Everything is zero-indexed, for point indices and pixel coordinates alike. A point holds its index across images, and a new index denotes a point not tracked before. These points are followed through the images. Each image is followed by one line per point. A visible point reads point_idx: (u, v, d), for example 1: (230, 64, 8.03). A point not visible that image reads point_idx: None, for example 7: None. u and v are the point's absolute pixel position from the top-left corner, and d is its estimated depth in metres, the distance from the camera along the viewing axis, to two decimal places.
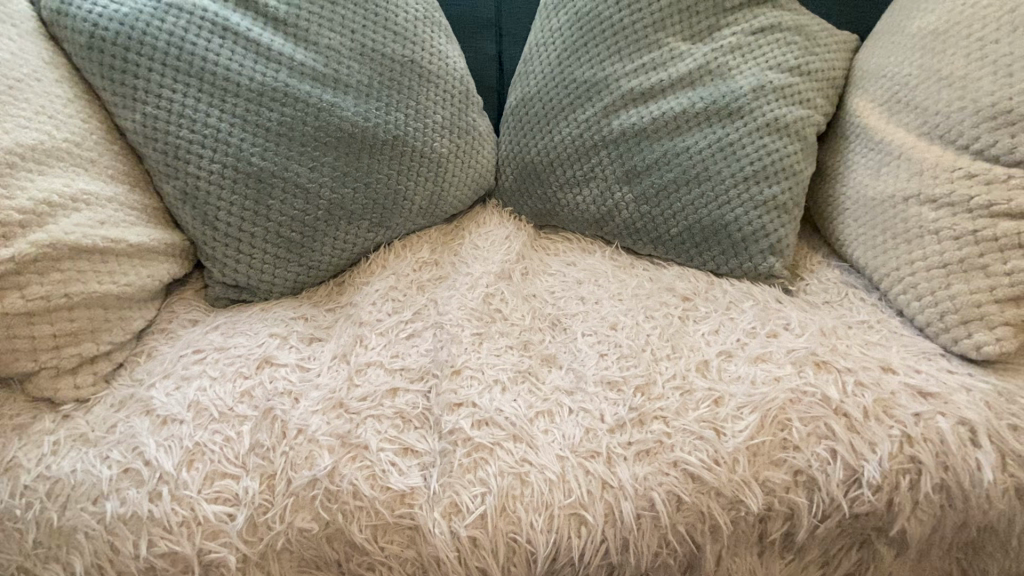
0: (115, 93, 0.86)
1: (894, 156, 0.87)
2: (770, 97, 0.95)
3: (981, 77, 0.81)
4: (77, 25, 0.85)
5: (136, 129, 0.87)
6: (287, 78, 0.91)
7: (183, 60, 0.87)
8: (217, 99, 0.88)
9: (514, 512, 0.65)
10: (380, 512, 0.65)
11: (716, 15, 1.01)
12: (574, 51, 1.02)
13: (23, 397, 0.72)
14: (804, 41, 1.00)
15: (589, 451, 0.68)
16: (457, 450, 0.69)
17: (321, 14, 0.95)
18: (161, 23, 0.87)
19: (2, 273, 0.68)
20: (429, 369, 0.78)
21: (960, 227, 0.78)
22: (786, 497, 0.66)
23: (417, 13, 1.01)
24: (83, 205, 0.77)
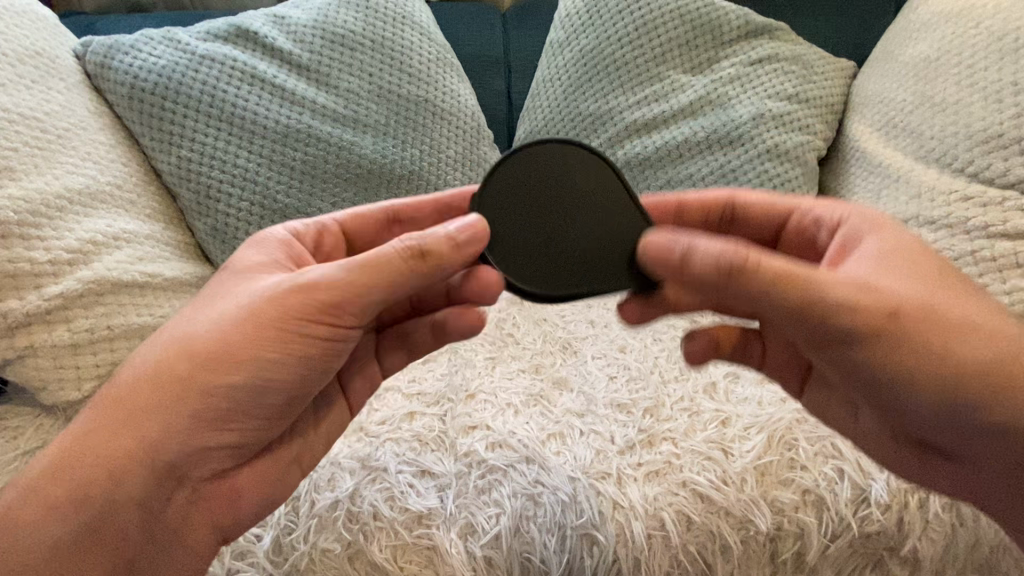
0: (152, 138, 0.93)
1: (892, 179, 0.90)
2: (769, 125, 0.99)
3: (972, 103, 0.84)
4: (119, 77, 0.93)
5: (170, 171, 0.93)
6: (310, 120, 0.97)
7: (215, 106, 0.94)
8: (245, 142, 0.94)
9: (528, 532, 0.68)
10: (399, 532, 0.68)
11: (714, 48, 1.05)
12: (579, 86, 1.07)
13: (64, 424, 0.77)
14: (801, 70, 1.04)
15: (600, 472, 0.70)
16: (472, 471, 0.71)
17: (342, 59, 1.02)
18: (195, 74, 0.94)
19: (51, 308, 0.75)
20: (443, 393, 0.80)
21: (959, 248, 0.80)
22: (795, 516, 0.67)
23: (430, 55, 1.08)
24: (123, 242, 0.83)
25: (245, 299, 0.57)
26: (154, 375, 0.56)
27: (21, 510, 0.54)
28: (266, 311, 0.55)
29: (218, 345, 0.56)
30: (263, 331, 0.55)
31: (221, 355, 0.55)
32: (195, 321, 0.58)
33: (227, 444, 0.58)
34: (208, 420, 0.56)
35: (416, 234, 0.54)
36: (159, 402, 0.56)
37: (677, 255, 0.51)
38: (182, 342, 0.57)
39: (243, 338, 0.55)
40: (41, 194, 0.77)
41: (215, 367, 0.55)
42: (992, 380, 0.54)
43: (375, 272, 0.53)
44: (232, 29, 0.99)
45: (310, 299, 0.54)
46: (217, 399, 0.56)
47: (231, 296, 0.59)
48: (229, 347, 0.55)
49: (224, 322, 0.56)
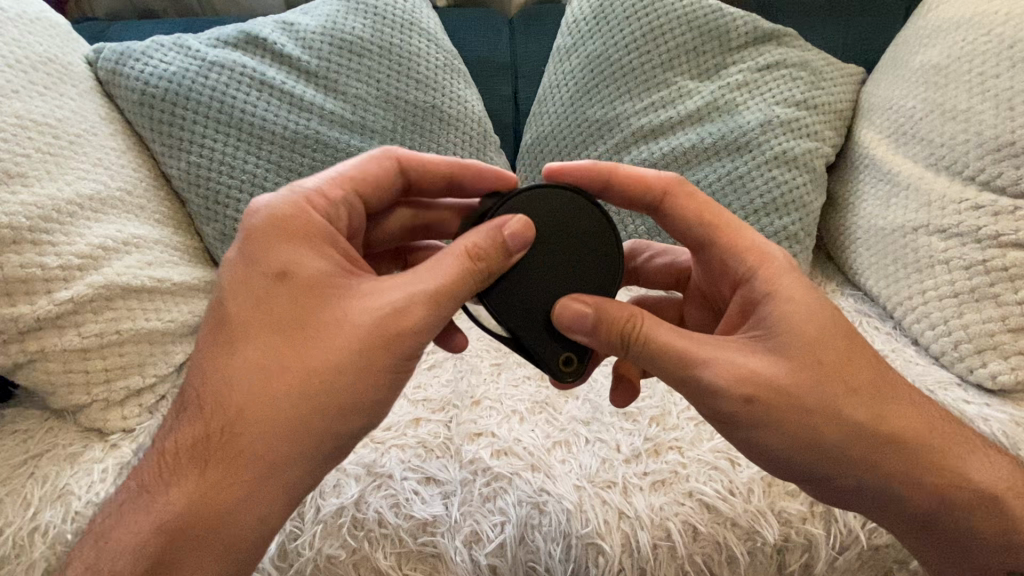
0: (162, 143, 0.94)
1: (902, 186, 0.89)
2: (778, 131, 0.98)
3: (983, 110, 0.83)
4: (130, 84, 0.94)
5: (180, 176, 0.94)
6: (318, 126, 0.98)
7: (224, 112, 0.95)
8: (254, 147, 0.95)
9: (533, 541, 0.67)
10: (404, 539, 0.68)
11: (722, 54, 1.05)
12: (586, 92, 1.07)
13: (74, 428, 0.78)
14: (809, 76, 1.03)
15: (605, 481, 0.70)
16: (477, 479, 0.71)
17: (349, 66, 1.02)
18: (205, 80, 0.95)
19: (61, 312, 0.75)
20: (449, 400, 0.80)
21: (969, 257, 0.79)
22: (803, 528, 0.67)
23: (438, 61, 1.08)
24: (132, 248, 0.84)
25: (336, 317, 0.52)
26: (249, 410, 0.51)
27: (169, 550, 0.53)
28: (377, 336, 0.51)
29: (317, 378, 0.51)
30: (366, 358, 0.51)
31: (320, 387, 0.51)
32: (268, 344, 0.52)
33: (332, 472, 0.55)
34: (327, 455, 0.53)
35: (483, 249, 0.53)
36: (256, 438, 0.51)
37: (589, 320, 0.54)
38: (262, 368, 0.52)
39: (349, 370, 0.51)
40: (52, 200, 0.78)
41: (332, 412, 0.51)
42: (917, 458, 0.57)
43: (462, 290, 0.53)
44: (241, 35, 1.00)
45: (408, 323, 0.51)
46: (331, 435, 0.52)
47: (304, 316, 0.52)
48: (329, 379, 0.51)
49: (313, 351, 0.51)
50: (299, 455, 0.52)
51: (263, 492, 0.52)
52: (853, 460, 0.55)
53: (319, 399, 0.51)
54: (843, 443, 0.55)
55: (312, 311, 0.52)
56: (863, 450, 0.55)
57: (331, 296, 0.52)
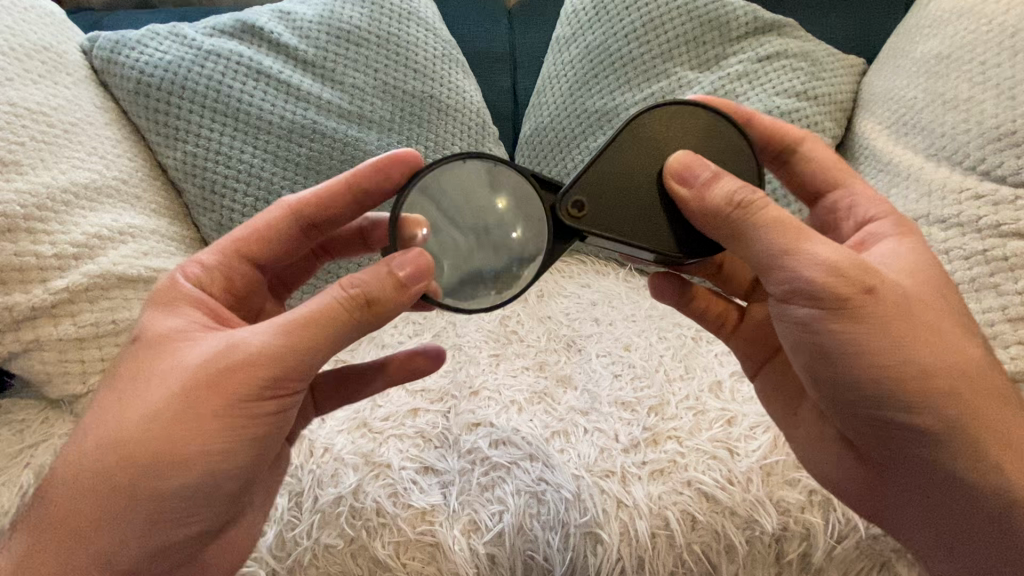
0: (158, 133, 0.94)
1: (902, 177, 0.88)
2: (777, 122, 0.98)
3: (984, 100, 0.83)
4: (126, 72, 0.93)
5: (177, 167, 0.94)
6: (315, 115, 0.97)
7: (220, 102, 0.94)
8: (251, 137, 0.94)
9: (531, 530, 0.67)
10: (402, 529, 0.68)
11: (722, 45, 1.05)
12: (585, 82, 1.06)
13: (69, 418, 0.77)
14: (810, 67, 1.03)
15: (604, 471, 0.70)
16: (475, 468, 0.71)
17: (347, 56, 1.01)
18: (201, 69, 0.94)
19: (56, 301, 0.75)
20: (447, 390, 0.80)
21: (969, 247, 0.78)
22: (802, 517, 0.67)
23: (436, 51, 1.07)
24: (129, 237, 0.83)
25: (175, 370, 0.51)
26: (80, 472, 0.49)
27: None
28: (200, 390, 0.49)
29: (145, 435, 0.49)
30: (189, 413, 0.49)
31: (147, 444, 0.49)
32: (112, 405, 0.51)
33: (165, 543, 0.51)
34: (157, 517, 0.49)
35: (358, 280, 0.49)
36: (83, 502, 0.49)
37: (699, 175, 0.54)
38: (100, 432, 0.50)
39: (183, 425, 0.49)
40: (47, 188, 0.77)
41: (162, 462, 0.49)
42: (990, 438, 0.54)
43: (327, 329, 0.49)
44: (238, 24, 0.99)
45: (240, 375, 0.49)
46: (159, 495, 0.49)
47: (144, 371, 0.52)
48: (158, 436, 0.49)
49: (144, 404, 0.50)
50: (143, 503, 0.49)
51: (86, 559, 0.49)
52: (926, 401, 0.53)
53: (147, 453, 0.48)
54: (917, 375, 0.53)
55: (162, 369, 0.51)
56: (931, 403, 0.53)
57: (184, 357, 0.51)
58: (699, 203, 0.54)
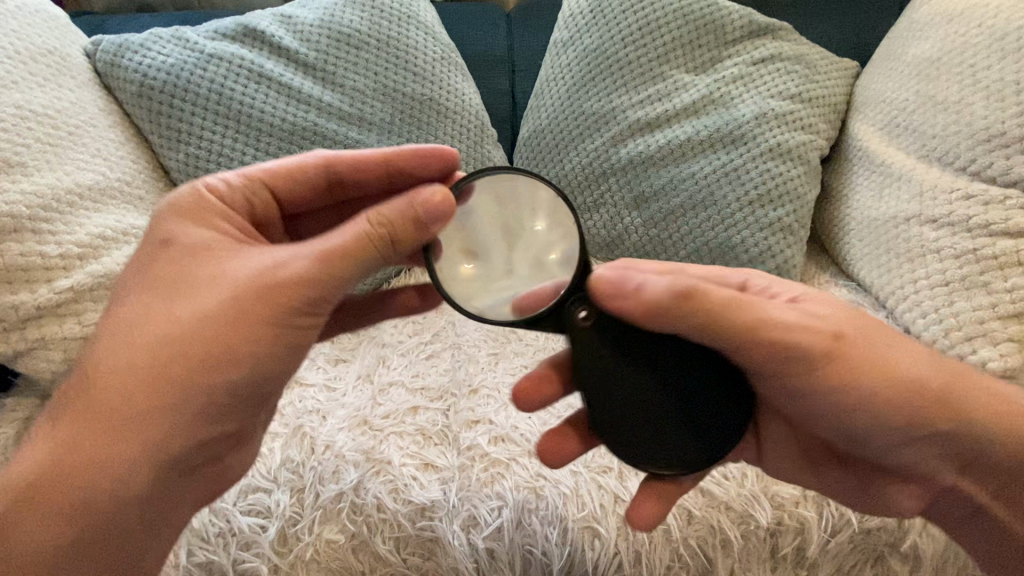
0: (161, 135, 0.95)
1: (894, 177, 0.90)
2: (772, 124, 0.99)
3: (975, 102, 0.84)
4: (129, 75, 0.94)
5: (179, 168, 0.95)
6: (316, 118, 0.98)
7: (222, 104, 0.95)
8: (252, 139, 0.95)
9: (530, 525, 0.68)
10: (403, 524, 0.69)
11: (717, 48, 1.06)
12: (582, 85, 1.08)
13: None
14: (804, 70, 1.04)
15: (601, 467, 0.71)
16: (474, 465, 0.72)
17: (347, 59, 1.03)
18: (203, 72, 0.95)
19: (61, 301, 0.76)
20: (447, 388, 0.81)
21: (960, 247, 0.80)
22: (795, 511, 0.68)
23: (435, 54, 1.09)
24: (132, 238, 0.84)
25: (218, 278, 0.53)
26: (122, 367, 0.51)
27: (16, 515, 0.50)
28: (244, 298, 0.51)
29: (196, 336, 0.51)
30: (230, 317, 0.51)
31: (201, 343, 0.51)
32: (149, 301, 0.52)
33: (197, 444, 0.53)
34: (195, 421, 0.51)
35: (388, 215, 0.51)
36: (121, 394, 0.51)
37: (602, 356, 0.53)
38: (143, 323, 0.52)
39: (225, 330, 0.51)
40: (52, 190, 0.78)
41: (200, 363, 0.51)
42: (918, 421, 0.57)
43: (353, 261, 0.52)
44: (239, 28, 1.00)
45: (287, 287, 0.51)
46: (196, 399, 0.51)
47: (182, 272, 0.53)
48: (204, 334, 0.51)
49: (192, 305, 0.51)
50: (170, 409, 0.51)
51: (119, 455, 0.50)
52: (875, 408, 0.55)
53: (193, 355, 0.51)
54: (861, 402, 0.55)
55: (203, 270, 0.53)
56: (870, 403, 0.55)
57: (226, 271, 0.53)
58: (636, 306, 0.48)
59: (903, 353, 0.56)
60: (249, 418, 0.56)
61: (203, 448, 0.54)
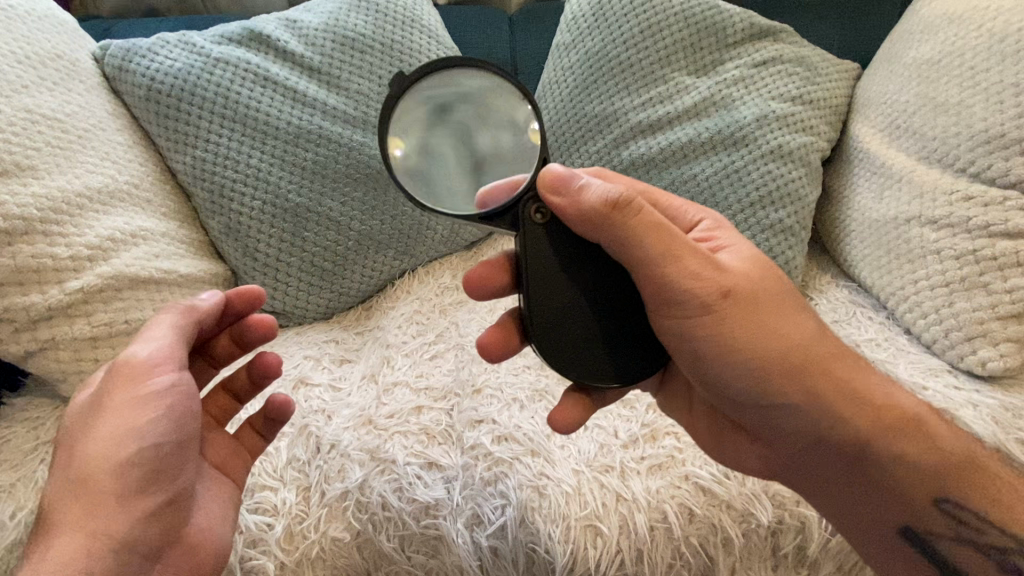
0: (168, 138, 0.96)
1: (895, 179, 0.91)
2: (773, 126, 1.00)
3: (974, 104, 0.85)
4: (137, 79, 0.96)
5: (186, 171, 0.96)
6: (321, 121, 1.00)
7: (229, 108, 0.96)
8: (258, 143, 0.97)
9: (533, 523, 0.69)
10: (407, 522, 0.70)
11: (718, 51, 1.07)
12: (584, 87, 1.09)
13: None
14: (805, 72, 1.05)
15: (603, 466, 0.71)
16: (478, 464, 0.73)
17: (352, 62, 1.04)
18: (210, 76, 0.96)
19: (71, 302, 0.77)
20: (451, 388, 0.82)
21: (960, 247, 0.81)
22: (796, 510, 0.68)
23: (438, 58, 1.10)
24: (140, 240, 0.86)
25: (99, 407, 0.59)
26: (59, 484, 0.59)
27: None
28: (111, 382, 0.60)
29: (88, 437, 0.58)
30: (129, 398, 0.58)
31: (111, 430, 0.57)
32: (75, 435, 0.60)
33: (139, 513, 0.58)
34: (123, 493, 0.57)
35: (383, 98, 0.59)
36: (64, 516, 0.57)
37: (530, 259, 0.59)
38: (68, 458, 0.59)
39: (119, 414, 0.58)
40: (62, 192, 0.80)
41: (110, 444, 0.57)
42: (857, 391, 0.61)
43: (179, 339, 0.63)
44: (245, 32, 1.01)
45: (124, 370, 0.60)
46: (114, 481, 0.57)
47: (71, 426, 0.61)
48: (107, 426, 0.58)
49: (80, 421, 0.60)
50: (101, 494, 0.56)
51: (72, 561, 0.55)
52: (732, 357, 0.58)
53: (94, 450, 0.57)
54: (659, 325, 0.59)
55: (100, 392, 0.60)
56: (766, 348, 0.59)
57: (94, 403, 0.60)
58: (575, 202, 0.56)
59: (796, 314, 0.60)
60: (179, 479, 0.61)
61: (150, 518, 0.58)
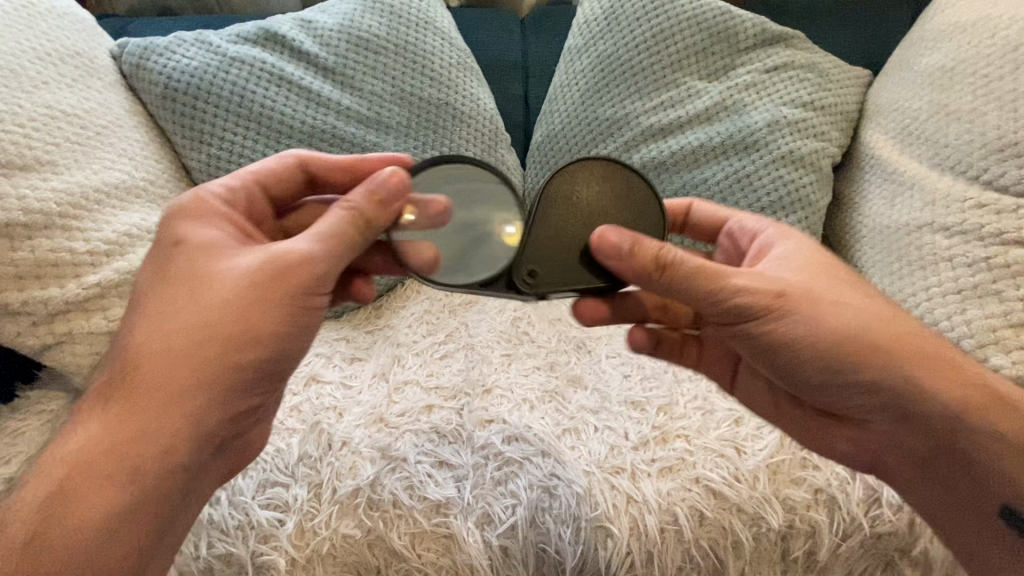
0: (184, 136, 0.97)
1: (907, 186, 0.91)
2: (784, 131, 1.01)
3: (987, 111, 0.85)
4: (154, 77, 0.97)
5: (201, 169, 0.97)
6: (335, 121, 1.00)
7: (244, 107, 0.97)
8: (273, 141, 0.98)
9: (543, 523, 0.69)
10: (418, 520, 0.70)
11: (731, 55, 1.07)
12: (597, 91, 1.09)
13: None
14: (817, 78, 1.05)
15: (614, 467, 0.72)
16: (489, 463, 0.73)
17: (366, 63, 1.05)
18: (226, 75, 0.97)
19: (88, 296, 0.78)
20: (461, 388, 0.82)
21: (972, 254, 0.80)
22: (807, 514, 0.68)
23: (452, 60, 1.11)
24: (156, 236, 0.86)
25: (217, 273, 0.56)
26: (164, 350, 0.54)
27: (52, 511, 0.52)
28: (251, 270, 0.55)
29: (215, 305, 0.54)
30: (254, 302, 0.54)
31: (228, 329, 0.54)
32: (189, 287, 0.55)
33: (209, 429, 0.55)
34: (207, 412, 0.55)
35: (354, 199, 0.56)
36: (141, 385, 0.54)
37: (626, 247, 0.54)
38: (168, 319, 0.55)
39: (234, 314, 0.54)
40: (81, 188, 0.80)
41: (226, 350, 0.54)
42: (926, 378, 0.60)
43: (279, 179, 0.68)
44: (261, 32, 1.02)
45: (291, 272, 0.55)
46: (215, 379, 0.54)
47: (192, 265, 0.57)
48: (225, 310, 0.54)
49: (272, 300, 0.55)
50: (202, 396, 0.54)
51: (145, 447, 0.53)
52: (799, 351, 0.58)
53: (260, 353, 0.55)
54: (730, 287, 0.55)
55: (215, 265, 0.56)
56: (854, 316, 0.58)
57: (207, 255, 0.57)
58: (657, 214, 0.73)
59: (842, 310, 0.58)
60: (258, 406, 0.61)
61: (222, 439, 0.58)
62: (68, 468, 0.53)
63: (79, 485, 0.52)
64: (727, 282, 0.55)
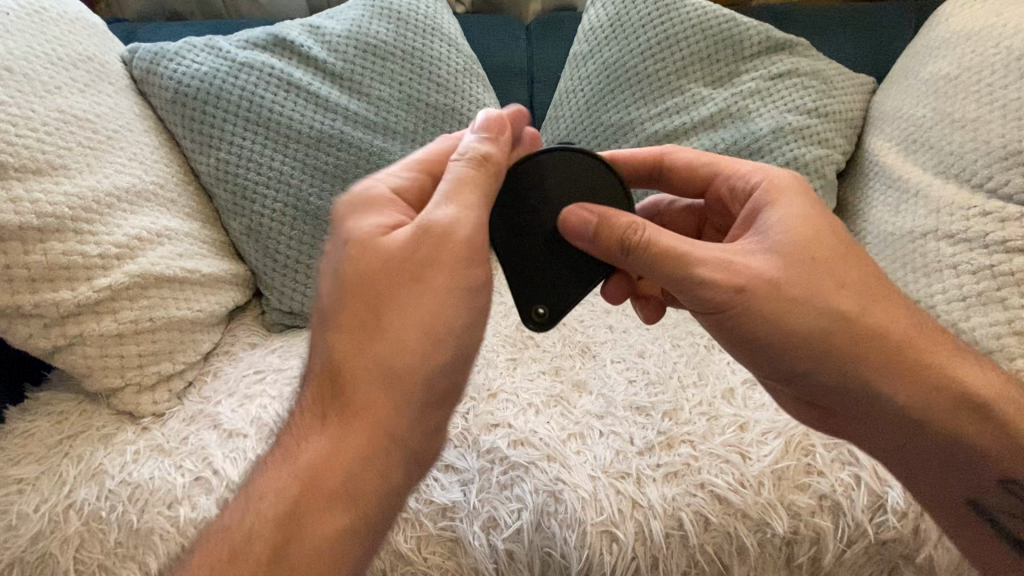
0: (193, 140, 0.98)
1: (911, 193, 0.91)
2: (789, 138, 1.01)
3: (992, 120, 0.85)
4: (164, 82, 0.98)
5: (209, 173, 0.98)
6: (342, 126, 1.01)
7: (252, 112, 0.98)
8: (281, 146, 0.98)
9: (548, 528, 0.70)
10: (424, 523, 0.70)
11: (735, 62, 1.08)
12: (602, 97, 1.10)
13: (107, 410, 0.80)
14: (821, 85, 1.06)
15: (619, 472, 0.72)
16: (494, 467, 0.74)
17: (373, 69, 1.06)
18: (235, 80, 0.98)
19: (99, 299, 0.78)
20: (467, 392, 0.83)
21: (977, 262, 0.80)
22: (812, 521, 0.68)
23: (458, 65, 1.11)
24: (165, 239, 0.87)
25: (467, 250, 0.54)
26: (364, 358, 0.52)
27: (291, 536, 0.52)
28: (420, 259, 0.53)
29: (395, 422, 0.52)
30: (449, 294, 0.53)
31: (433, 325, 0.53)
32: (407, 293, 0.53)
33: (423, 410, 0.54)
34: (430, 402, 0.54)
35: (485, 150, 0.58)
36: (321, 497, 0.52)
37: (591, 231, 0.58)
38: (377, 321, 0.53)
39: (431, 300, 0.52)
40: (92, 191, 0.81)
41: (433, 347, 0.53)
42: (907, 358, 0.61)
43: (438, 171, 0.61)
44: (270, 38, 1.04)
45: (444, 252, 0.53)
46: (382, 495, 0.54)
47: (381, 362, 0.52)
48: (422, 301, 0.52)
49: (430, 420, 0.55)
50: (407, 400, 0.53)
51: (302, 574, 0.51)
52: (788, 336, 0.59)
53: (403, 484, 0.55)
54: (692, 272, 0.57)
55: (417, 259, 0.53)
56: (814, 317, 0.58)
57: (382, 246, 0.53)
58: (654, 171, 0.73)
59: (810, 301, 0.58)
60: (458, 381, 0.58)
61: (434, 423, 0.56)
62: (301, 491, 0.53)
63: (307, 517, 0.52)
64: (691, 274, 0.57)
